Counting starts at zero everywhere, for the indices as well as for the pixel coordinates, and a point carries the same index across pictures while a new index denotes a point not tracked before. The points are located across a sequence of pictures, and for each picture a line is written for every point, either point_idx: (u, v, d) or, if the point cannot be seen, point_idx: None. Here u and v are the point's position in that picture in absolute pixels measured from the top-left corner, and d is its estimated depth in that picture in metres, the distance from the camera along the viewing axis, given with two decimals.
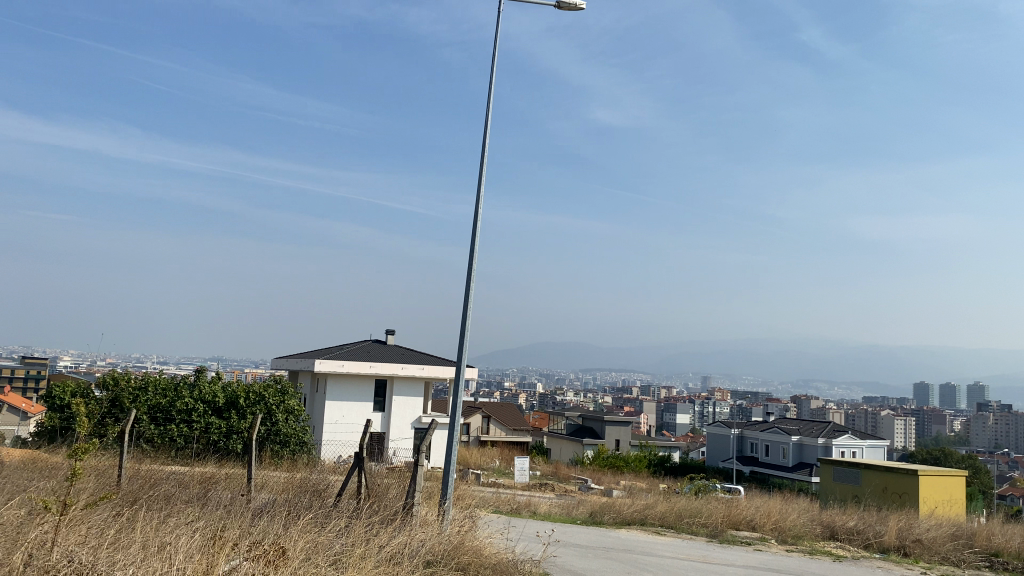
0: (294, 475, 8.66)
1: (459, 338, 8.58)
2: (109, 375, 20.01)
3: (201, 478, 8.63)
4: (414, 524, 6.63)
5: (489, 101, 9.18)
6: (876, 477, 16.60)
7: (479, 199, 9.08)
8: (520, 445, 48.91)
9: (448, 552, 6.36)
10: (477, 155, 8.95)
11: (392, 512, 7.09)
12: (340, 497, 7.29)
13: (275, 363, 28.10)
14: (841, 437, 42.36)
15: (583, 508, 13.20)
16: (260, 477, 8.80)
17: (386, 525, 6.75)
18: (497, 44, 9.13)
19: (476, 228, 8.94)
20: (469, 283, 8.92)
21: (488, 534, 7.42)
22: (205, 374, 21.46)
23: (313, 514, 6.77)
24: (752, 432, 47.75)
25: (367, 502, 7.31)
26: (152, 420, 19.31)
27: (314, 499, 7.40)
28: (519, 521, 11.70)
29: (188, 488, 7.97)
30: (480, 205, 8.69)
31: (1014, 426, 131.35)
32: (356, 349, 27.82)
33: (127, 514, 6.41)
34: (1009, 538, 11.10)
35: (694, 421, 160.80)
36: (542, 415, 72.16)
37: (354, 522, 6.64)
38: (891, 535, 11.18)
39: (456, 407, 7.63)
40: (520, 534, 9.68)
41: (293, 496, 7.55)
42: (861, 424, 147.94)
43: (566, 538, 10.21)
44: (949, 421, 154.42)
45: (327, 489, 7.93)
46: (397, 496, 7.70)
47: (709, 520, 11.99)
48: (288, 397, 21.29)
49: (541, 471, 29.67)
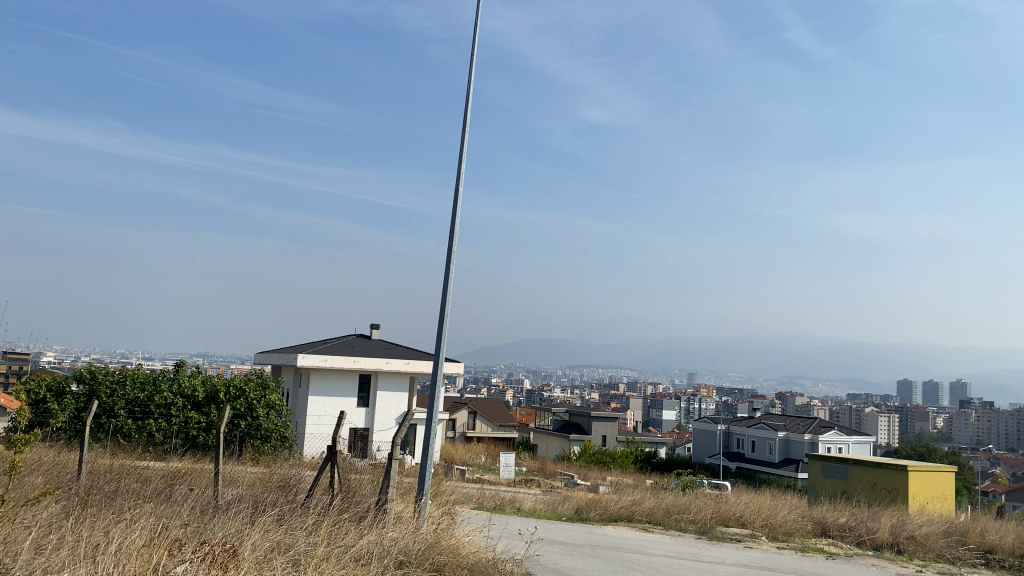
0: (266, 471, 8.58)
1: (438, 327, 8.16)
2: (85, 368, 19.74)
3: (170, 472, 8.52)
4: (388, 523, 6.51)
5: (468, 89, 8.72)
6: (866, 473, 16.61)
7: (458, 187, 8.58)
8: (506, 442, 48.86)
9: (422, 552, 6.23)
10: (458, 146, 8.68)
11: (364, 509, 6.99)
12: (312, 491, 7.19)
13: (258, 358, 27.95)
14: (828, 433, 42.61)
15: (570, 505, 13.14)
16: (230, 472, 8.70)
17: (359, 522, 6.66)
18: (476, 30, 8.74)
19: (455, 214, 8.44)
20: (449, 276, 8.37)
21: (468, 531, 7.32)
22: (184, 367, 21.20)
23: (281, 513, 6.66)
24: (738, 428, 47.95)
25: (339, 499, 7.21)
26: (129, 415, 19.12)
27: (282, 495, 7.29)
28: (503, 517, 11.62)
29: (153, 483, 7.87)
30: (460, 199, 8.50)
31: (996, 423, 132.61)
32: (340, 344, 27.67)
33: (82, 511, 6.33)
34: (1002, 535, 11.13)
35: (680, 418, 161.40)
36: (529, 411, 72.28)
37: (322, 519, 6.54)
38: (884, 532, 11.17)
39: (434, 402, 7.49)
40: (503, 532, 9.62)
41: (261, 492, 7.44)
42: (845, 421, 149.03)
43: (549, 535, 10.15)
44: (932, 419, 155.74)
45: (300, 484, 7.81)
46: (371, 491, 7.61)
47: (698, 516, 11.95)
48: (269, 391, 21.15)
49: (528, 467, 29.67)
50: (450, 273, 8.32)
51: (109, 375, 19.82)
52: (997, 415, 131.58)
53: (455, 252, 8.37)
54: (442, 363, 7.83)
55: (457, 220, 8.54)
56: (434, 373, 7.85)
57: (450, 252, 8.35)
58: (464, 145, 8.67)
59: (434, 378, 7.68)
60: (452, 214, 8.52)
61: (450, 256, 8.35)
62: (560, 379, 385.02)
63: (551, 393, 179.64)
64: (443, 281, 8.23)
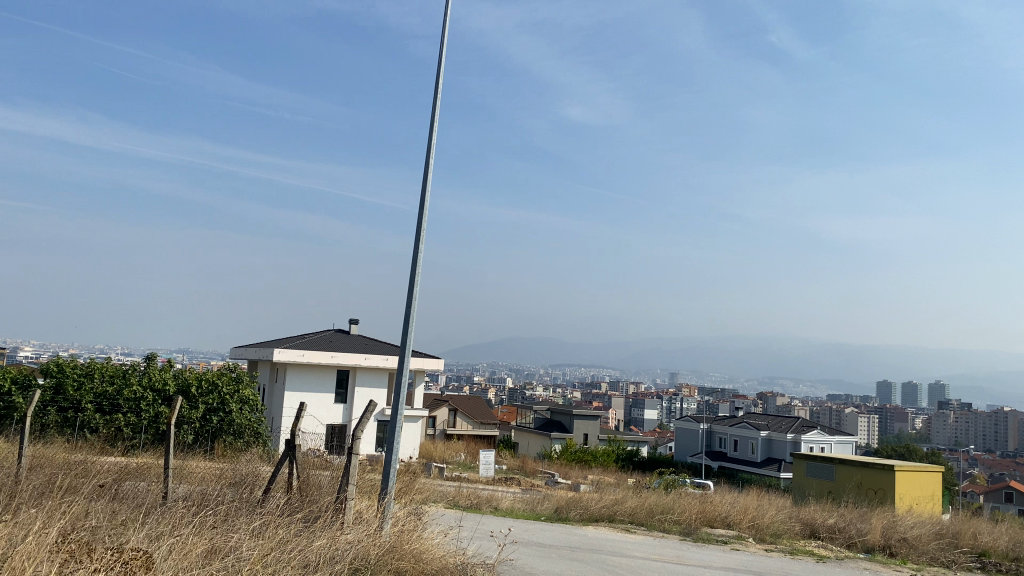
0: (224, 466, 8.42)
1: (404, 320, 7.68)
2: (52, 361, 19.40)
3: (121, 467, 8.34)
4: (347, 524, 6.32)
5: (439, 72, 8.32)
6: (852, 472, 16.62)
7: (428, 166, 8.09)
8: (487, 439, 48.74)
9: (381, 556, 6.02)
10: (427, 132, 8.18)
11: (324, 509, 6.81)
12: (268, 490, 7.02)
13: (235, 352, 27.69)
14: (809, 433, 42.81)
15: (549, 504, 13.05)
16: (187, 468, 8.54)
17: (316, 524, 6.48)
18: (447, 11, 8.41)
19: (425, 191, 7.96)
20: (415, 271, 7.83)
21: (436, 533, 7.12)
22: (155, 360, 20.87)
23: (232, 514, 6.48)
24: (721, 427, 48.11)
25: (297, 499, 7.04)
26: (97, 409, 18.83)
27: (235, 492, 7.13)
28: (478, 516, 11.55)
29: (102, 477, 7.71)
30: (428, 191, 7.99)
31: (973, 424, 133.99)
32: (318, 339, 27.49)
33: (14, 509, 6.16)
34: (995, 537, 11.15)
35: (662, 418, 161.92)
36: (510, 409, 72.37)
37: (275, 520, 6.37)
38: (875, 535, 11.15)
39: (399, 399, 7.25)
40: (477, 534, 9.51)
41: (214, 488, 7.28)
42: (824, 420, 149.95)
43: (526, 537, 10.05)
44: (911, 420, 157.14)
45: (259, 480, 7.63)
46: (331, 489, 7.43)
47: (682, 517, 11.89)
48: (242, 386, 20.98)
49: (508, 465, 29.58)
50: (417, 268, 7.79)
51: (76, 368, 19.50)
52: (974, 416, 133.07)
53: (421, 249, 7.81)
54: (409, 357, 7.46)
55: (426, 211, 8.05)
56: (400, 368, 7.45)
57: (416, 245, 7.80)
58: (433, 133, 8.18)
59: (400, 374, 7.39)
60: (419, 208, 8.03)
61: (416, 251, 7.79)
62: (542, 378, 385.28)
63: (533, 392, 179.55)
64: (409, 276, 7.73)
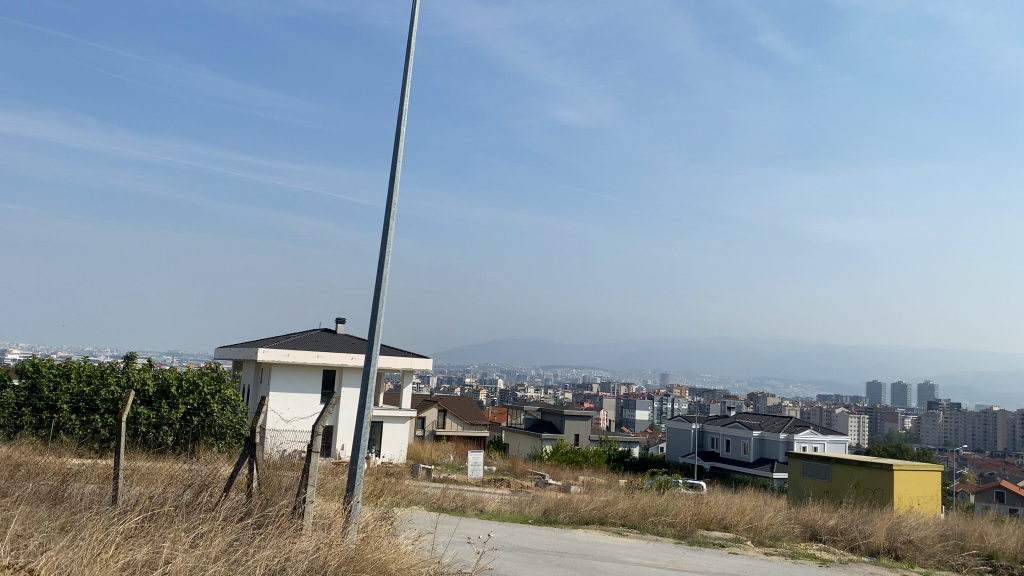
0: (178, 467, 8.25)
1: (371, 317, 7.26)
2: (28, 361, 19.22)
3: (68, 468, 8.15)
4: (304, 531, 6.14)
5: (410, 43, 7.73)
6: (851, 473, 16.55)
7: (397, 153, 7.42)
8: (477, 440, 48.62)
9: (340, 565, 5.82)
10: (397, 114, 7.46)
11: (283, 511, 6.64)
12: (227, 491, 6.87)
13: (218, 353, 27.47)
14: (802, 433, 42.85)
15: (537, 506, 12.90)
16: (136, 468, 8.35)
17: (271, 529, 6.30)
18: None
19: (394, 180, 7.33)
20: (382, 269, 7.29)
21: (405, 539, 6.93)
22: (134, 360, 20.63)
23: (182, 519, 6.33)
24: (712, 427, 48.11)
25: (255, 503, 6.89)
26: (73, 410, 18.61)
27: (189, 495, 6.97)
28: (462, 521, 11.45)
29: (47, 481, 7.52)
30: (397, 183, 7.36)
31: (962, 424, 134.96)
32: (304, 339, 27.29)
33: None
34: (1002, 538, 11.07)
35: (653, 418, 162.17)
36: (501, 409, 72.03)
37: (227, 527, 6.20)
38: (880, 537, 11.07)
39: (369, 392, 6.69)
40: (460, 541, 9.36)
41: (166, 491, 7.12)
42: (816, 419, 150.41)
43: (510, 542, 9.91)
44: (901, 420, 157.83)
45: (217, 481, 7.48)
46: (290, 490, 7.25)
47: (676, 519, 11.81)
48: (224, 385, 20.90)
49: (497, 466, 29.38)
50: (384, 267, 7.27)
51: (52, 368, 19.30)
52: (964, 415, 133.94)
53: (390, 246, 7.29)
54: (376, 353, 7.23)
55: (395, 206, 7.52)
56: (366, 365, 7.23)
57: (384, 245, 7.26)
58: (404, 113, 7.48)
59: (368, 369, 6.77)
60: (388, 197, 7.42)
61: (384, 249, 7.27)
62: (532, 379, 385.24)
63: (524, 392, 179.49)
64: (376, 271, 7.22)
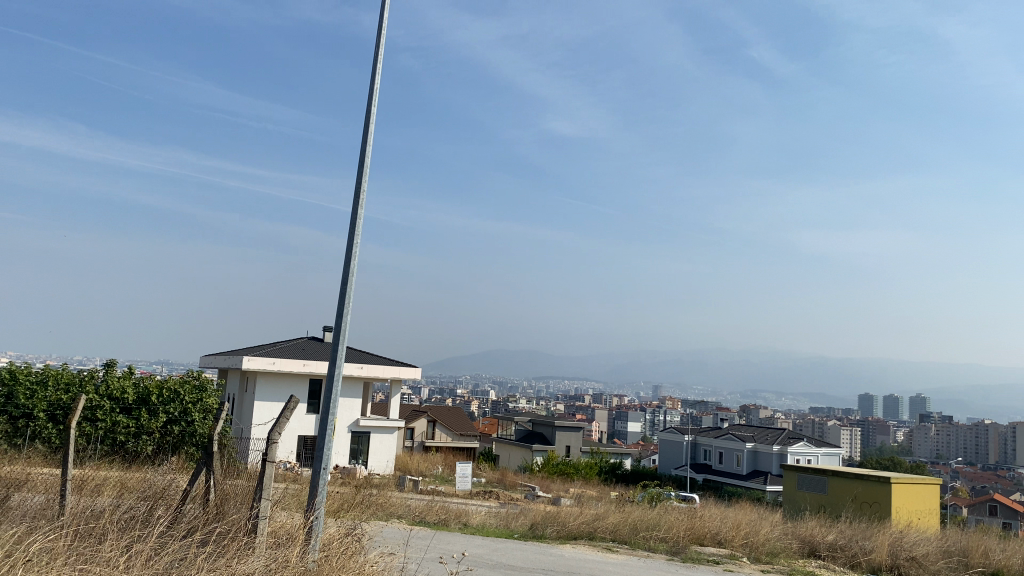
0: (132, 478, 8.11)
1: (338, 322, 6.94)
2: (5, 368, 18.91)
3: (17, 477, 7.99)
4: (257, 547, 5.97)
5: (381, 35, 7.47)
6: (847, 488, 16.47)
7: (365, 151, 7.16)
8: (467, 451, 48.33)
9: None
10: (363, 122, 7.21)
11: (238, 525, 6.46)
12: (180, 504, 6.77)
13: (203, 361, 27.27)
14: (795, 445, 42.78)
15: (524, 520, 12.76)
16: (88, 479, 8.18)
17: (225, 547, 6.11)
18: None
19: (361, 177, 7.09)
20: (349, 272, 6.94)
21: (368, 555, 6.73)
22: (115, 367, 20.37)
23: (128, 535, 6.16)
24: (706, 439, 47.94)
25: (208, 518, 6.72)
26: (50, 419, 18.46)
27: (141, 508, 6.83)
28: (446, 536, 11.27)
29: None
30: (364, 187, 7.06)
31: (954, 437, 135.14)
32: (290, 347, 27.12)
33: None
34: (1007, 555, 10.99)
35: (645, 430, 161.83)
36: (492, 420, 71.60)
37: (176, 545, 6.03)
38: (881, 553, 10.95)
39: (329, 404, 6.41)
40: (436, 560, 9.17)
41: (114, 504, 6.95)
42: (808, 431, 150.34)
43: (491, 559, 9.76)
44: (893, 431, 158.17)
45: (172, 493, 7.37)
46: (247, 503, 7.08)
47: (669, 535, 11.67)
48: (206, 394, 20.74)
49: (488, 478, 29.21)
50: (351, 270, 6.92)
51: (30, 375, 19.01)
52: (956, 428, 134.23)
53: (357, 245, 6.95)
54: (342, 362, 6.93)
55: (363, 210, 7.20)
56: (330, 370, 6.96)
57: (349, 252, 6.91)
58: (372, 115, 7.23)
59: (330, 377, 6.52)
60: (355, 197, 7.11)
61: (351, 249, 6.92)
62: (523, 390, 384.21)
63: (516, 403, 178.96)
64: (342, 273, 6.85)
